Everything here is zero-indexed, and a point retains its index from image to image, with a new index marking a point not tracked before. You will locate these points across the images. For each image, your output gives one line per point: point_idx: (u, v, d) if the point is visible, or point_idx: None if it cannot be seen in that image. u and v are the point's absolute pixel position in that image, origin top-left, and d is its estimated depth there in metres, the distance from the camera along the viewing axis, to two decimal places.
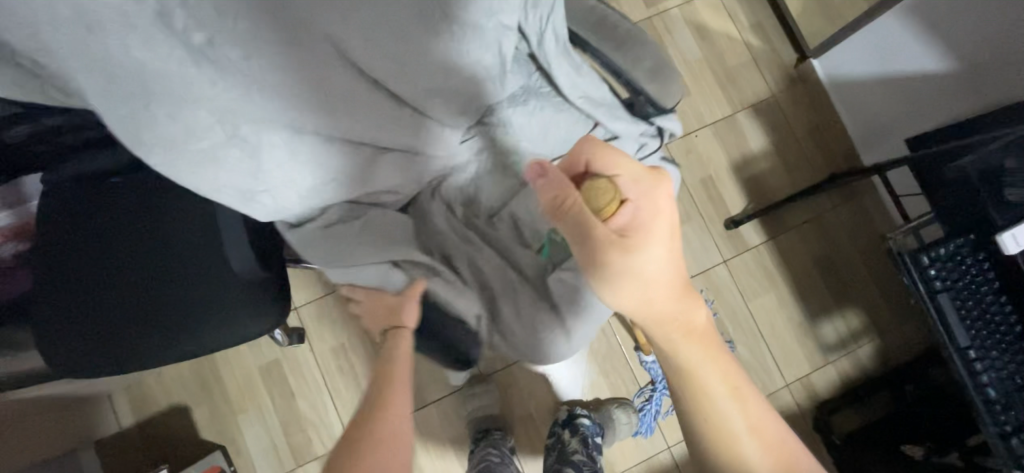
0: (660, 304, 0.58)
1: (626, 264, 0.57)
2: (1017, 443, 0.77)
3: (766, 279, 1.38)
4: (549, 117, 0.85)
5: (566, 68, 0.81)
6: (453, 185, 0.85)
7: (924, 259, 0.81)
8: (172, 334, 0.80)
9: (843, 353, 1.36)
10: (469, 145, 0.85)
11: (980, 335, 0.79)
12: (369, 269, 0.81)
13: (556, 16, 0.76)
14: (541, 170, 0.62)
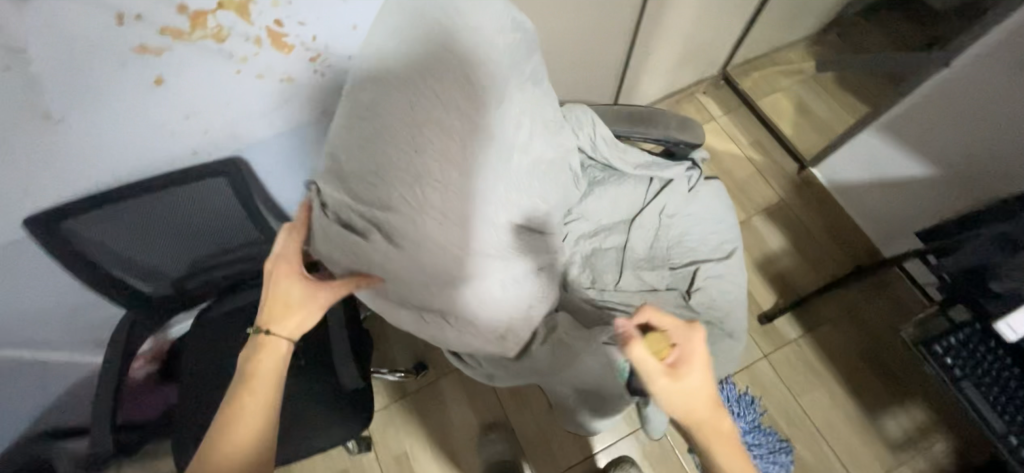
0: (706, 417, 0.65)
1: (680, 395, 0.64)
2: None
3: (812, 373, 1.39)
4: (622, 193, 1.05)
5: (619, 154, 1.04)
6: (582, 270, 1.00)
7: (938, 349, 0.85)
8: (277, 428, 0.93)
9: (914, 453, 1.30)
10: (579, 236, 1.04)
11: (1018, 422, 0.79)
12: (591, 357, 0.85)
13: (599, 128, 1.03)
14: (618, 325, 0.66)
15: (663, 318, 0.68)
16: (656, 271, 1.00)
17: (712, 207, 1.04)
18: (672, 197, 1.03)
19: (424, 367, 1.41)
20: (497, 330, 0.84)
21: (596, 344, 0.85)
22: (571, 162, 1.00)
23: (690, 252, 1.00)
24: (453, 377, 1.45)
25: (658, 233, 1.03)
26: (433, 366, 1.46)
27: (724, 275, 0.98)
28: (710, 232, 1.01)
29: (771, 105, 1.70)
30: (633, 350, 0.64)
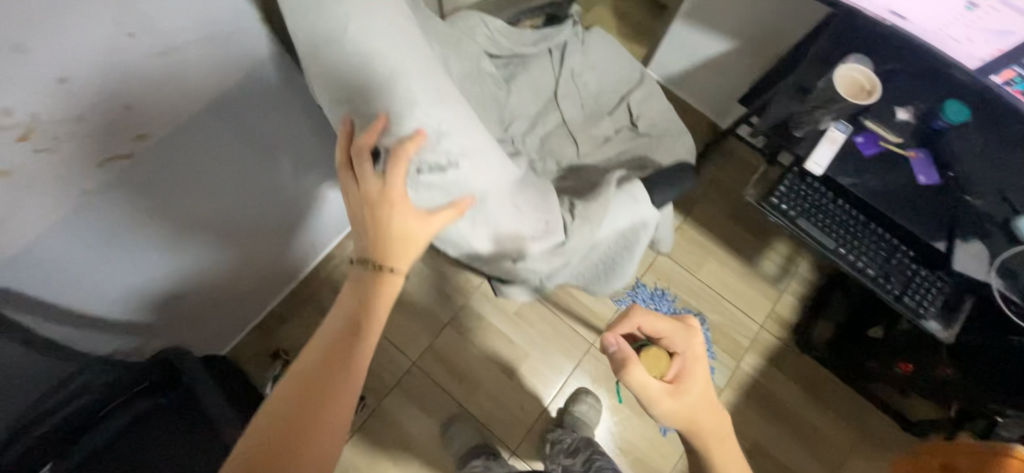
0: (704, 419, 0.70)
1: (682, 409, 0.70)
2: (909, 301, 0.88)
3: (700, 249, 1.57)
4: (537, 75, 1.15)
5: (518, 46, 1.14)
6: (542, 149, 1.13)
7: (775, 199, 0.93)
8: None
9: (789, 279, 1.55)
10: (525, 125, 1.14)
11: (841, 234, 0.91)
12: (618, 202, 0.96)
13: (492, 27, 1.10)
14: (615, 339, 0.76)
15: (664, 325, 0.78)
16: (599, 121, 1.16)
17: (605, 46, 1.19)
18: (574, 56, 1.17)
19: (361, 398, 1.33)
20: (541, 225, 0.87)
21: (612, 189, 0.97)
22: (484, 69, 1.11)
23: (608, 92, 1.18)
24: (395, 393, 1.39)
25: (580, 93, 1.17)
26: (371, 393, 1.38)
27: (643, 94, 1.17)
28: (614, 70, 1.19)
29: (597, 18, 1.74)
30: (631, 372, 0.71)
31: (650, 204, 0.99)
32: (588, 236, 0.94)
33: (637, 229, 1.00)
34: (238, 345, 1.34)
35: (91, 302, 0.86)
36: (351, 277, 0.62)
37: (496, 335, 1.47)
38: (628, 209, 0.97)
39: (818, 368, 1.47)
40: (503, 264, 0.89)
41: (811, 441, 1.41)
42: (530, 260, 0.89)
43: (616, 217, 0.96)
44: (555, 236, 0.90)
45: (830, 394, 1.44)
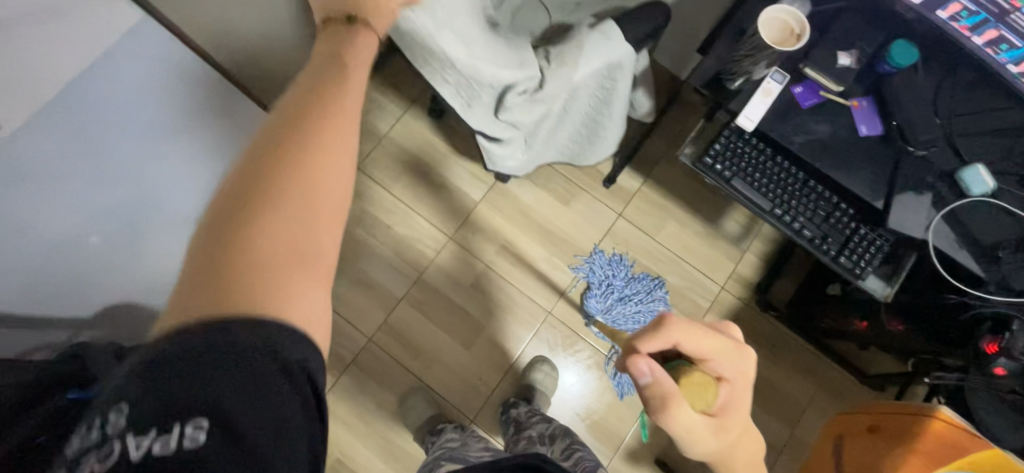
0: (741, 448, 0.63)
1: (724, 446, 0.61)
2: (846, 261, 0.84)
3: (660, 210, 1.52)
4: None
5: None
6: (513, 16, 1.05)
7: (709, 159, 0.87)
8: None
9: (752, 236, 1.51)
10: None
11: (778, 194, 0.86)
12: (593, 39, 0.90)
13: None
14: (649, 366, 0.56)
15: (711, 339, 0.60)
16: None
17: None
18: None
19: None
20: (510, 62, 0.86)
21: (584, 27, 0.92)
22: None
23: None
24: (353, 369, 1.40)
25: None
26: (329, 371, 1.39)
27: None
28: None
29: None
30: (675, 413, 0.56)
31: (625, 41, 0.92)
32: (565, 77, 0.91)
33: (615, 71, 0.95)
34: None
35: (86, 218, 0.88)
36: (325, 33, 0.54)
37: (453, 309, 1.45)
38: (607, 45, 0.91)
39: (778, 327, 1.46)
40: (482, 99, 0.92)
41: (768, 397, 1.42)
42: (509, 96, 0.89)
43: (593, 55, 0.91)
44: (531, 73, 0.88)
45: (790, 351, 1.44)
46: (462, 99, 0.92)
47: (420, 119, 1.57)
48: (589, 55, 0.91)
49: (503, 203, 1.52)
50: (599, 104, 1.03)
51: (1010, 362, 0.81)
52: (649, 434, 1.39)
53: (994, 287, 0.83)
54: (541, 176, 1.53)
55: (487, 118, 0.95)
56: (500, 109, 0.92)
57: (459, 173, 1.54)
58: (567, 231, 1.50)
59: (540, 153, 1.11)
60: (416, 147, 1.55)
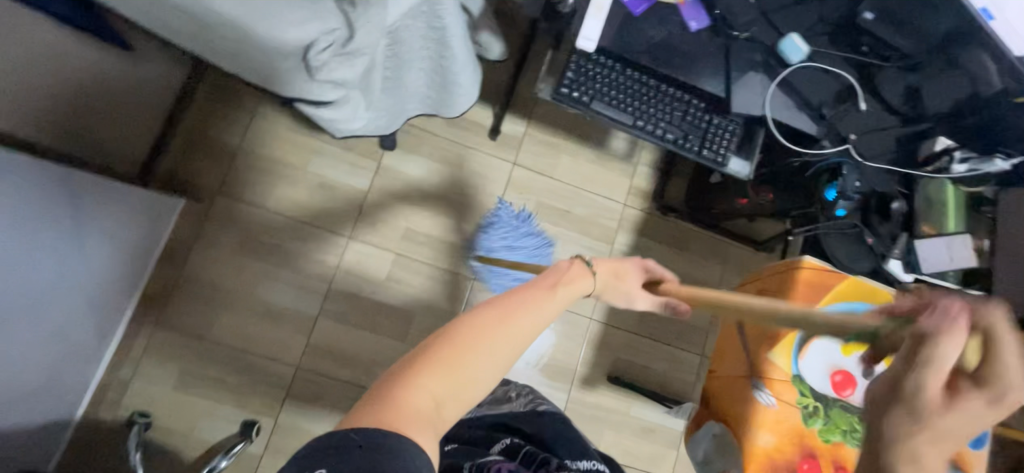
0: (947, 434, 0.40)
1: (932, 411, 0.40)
2: (708, 152, 0.90)
3: (551, 148, 1.52)
4: None
5: None
6: None
7: (566, 89, 0.86)
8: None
9: (639, 149, 1.57)
10: None
11: (636, 107, 0.88)
12: None
13: None
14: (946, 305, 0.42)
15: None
16: None
17: None
18: None
19: (252, 423, 1.24)
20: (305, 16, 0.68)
21: None
22: None
23: None
24: (289, 402, 1.31)
25: None
26: (263, 412, 1.30)
27: None
28: None
29: None
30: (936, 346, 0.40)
31: None
32: (377, 23, 0.75)
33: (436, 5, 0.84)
34: (84, 427, 1.19)
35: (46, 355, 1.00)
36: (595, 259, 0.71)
37: (376, 307, 1.39)
38: None
39: (682, 224, 1.57)
40: (287, 67, 0.74)
41: (686, 288, 1.55)
42: (315, 56, 0.72)
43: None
44: (334, 26, 0.71)
45: (695, 242, 1.57)
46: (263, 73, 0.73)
47: (273, 119, 1.39)
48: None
49: (394, 185, 1.43)
50: (435, 48, 0.93)
51: (845, 202, 0.96)
52: (596, 356, 1.48)
53: (828, 141, 0.93)
54: (424, 146, 1.45)
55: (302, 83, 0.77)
56: (315, 73, 0.76)
57: (336, 167, 1.41)
58: (467, 194, 1.46)
59: (387, 105, 0.99)
60: (279, 151, 1.39)
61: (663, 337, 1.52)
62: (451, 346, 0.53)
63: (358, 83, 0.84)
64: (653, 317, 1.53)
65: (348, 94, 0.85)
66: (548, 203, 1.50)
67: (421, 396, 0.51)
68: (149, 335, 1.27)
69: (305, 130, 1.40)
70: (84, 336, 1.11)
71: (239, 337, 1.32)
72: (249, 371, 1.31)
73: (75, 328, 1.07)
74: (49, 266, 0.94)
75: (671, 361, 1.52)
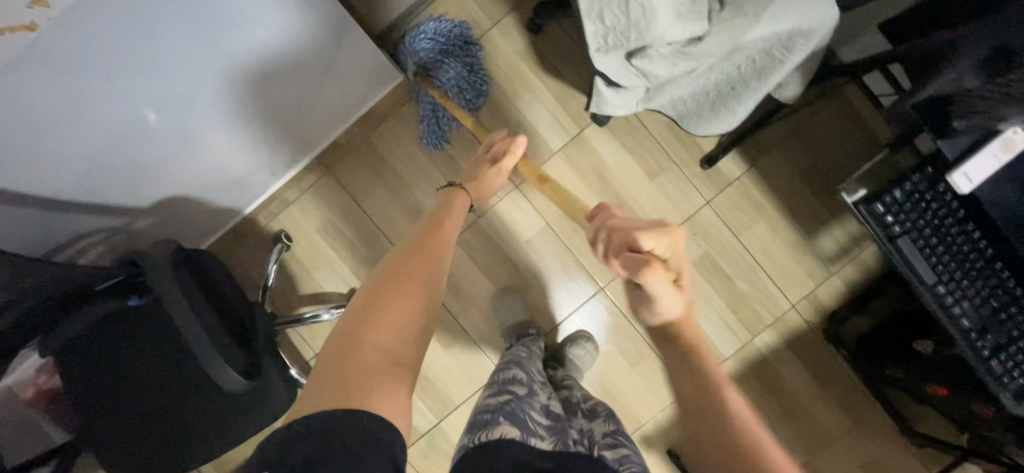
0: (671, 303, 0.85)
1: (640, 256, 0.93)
2: (996, 364, 0.71)
3: (754, 208, 1.34)
4: None
5: None
6: None
7: (880, 207, 0.71)
8: (253, 414, 0.91)
9: (846, 260, 1.34)
10: None
11: (946, 269, 0.71)
12: None
13: None
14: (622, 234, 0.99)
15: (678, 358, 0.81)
16: None
17: None
18: None
19: None
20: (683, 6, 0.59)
21: None
22: None
23: None
24: None
25: None
26: None
27: None
28: None
29: None
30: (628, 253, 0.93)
31: (831, 2, 0.66)
32: (733, 36, 0.65)
33: (797, 39, 0.71)
34: (243, 224, 1.35)
35: (243, 153, 1.15)
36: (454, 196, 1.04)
37: (503, 259, 1.38)
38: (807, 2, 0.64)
39: (838, 359, 1.36)
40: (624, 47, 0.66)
41: (798, 423, 1.37)
42: (655, 48, 0.63)
43: (783, 15, 0.64)
44: (699, 27, 0.62)
45: (839, 385, 1.36)
46: (601, 44, 0.64)
47: (510, 38, 1.34)
48: (781, 19, 0.65)
49: (581, 160, 1.35)
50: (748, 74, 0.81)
51: None
52: (668, 425, 1.39)
53: None
54: (631, 138, 1.34)
55: (618, 64, 0.69)
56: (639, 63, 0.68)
57: (540, 114, 1.35)
58: (642, 206, 1.35)
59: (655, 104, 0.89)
60: (500, 73, 1.34)
61: None
62: (376, 309, 0.69)
63: (661, 80, 0.75)
64: None
65: (644, 85, 0.76)
66: (714, 259, 1.35)
67: (369, 351, 0.66)
68: (319, 176, 1.37)
69: (534, 65, 1.34)
70: (292, 154, 1.25)
71: (382, 218, 1.38)
72: (376, 251, 1.39)
73: (277, 144, 1.19)
74: (266, 76, 1.01)
75: None
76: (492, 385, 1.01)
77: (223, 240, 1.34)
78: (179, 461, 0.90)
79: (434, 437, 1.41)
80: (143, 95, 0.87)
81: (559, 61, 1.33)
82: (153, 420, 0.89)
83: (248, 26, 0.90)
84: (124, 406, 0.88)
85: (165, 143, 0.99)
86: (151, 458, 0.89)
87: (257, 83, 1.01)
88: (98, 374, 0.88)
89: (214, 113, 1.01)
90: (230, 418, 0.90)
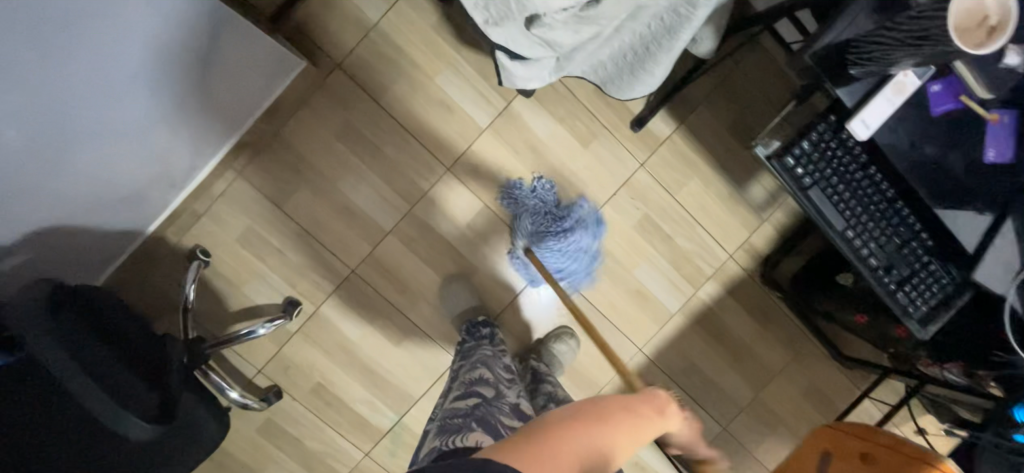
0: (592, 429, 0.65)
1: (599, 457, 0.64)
2: (902, 297, 0.75)
3: (686, 166, 1.35)
4: None
5: None
6: None
7: (791, 161, 0.71)
8: (180, 449, 0.83)
9: (775, 206, 1.39)
10: None
11: (854, 214, 0.73)
12: None
13: None
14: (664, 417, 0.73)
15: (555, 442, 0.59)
16: None
17: None
18: None
19: (296, 304, 1.27)
20: None
21: None
22: None
23: None
24: (333, 299, 1.32)
25: None
26: (308, 298, 1.32)
27: None
28: None
29: None
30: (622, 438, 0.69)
31: None
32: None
33: None
34: (150, 244, 1.22)
35: (140, 170, 1.03)
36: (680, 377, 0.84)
37: (444, 247, 1.33)
38: None
39: (774, 300, 1.44)
40: (517, 17, 0.60)
41: (743, 363, 1.46)
42: (549, 16, 0.59)
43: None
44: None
45: (777, 324, 1.45)
46: (487, 15, 0.59)
47: (420, 9, 1.24)
48: None
49: (512, 134, 1.30)
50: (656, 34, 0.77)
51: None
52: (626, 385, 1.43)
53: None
54: (560, 107, 1.30)
55: (515, 34, 0.63)
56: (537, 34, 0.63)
57: (463, 90, 1.28)
58: (579, 176, 1.33)
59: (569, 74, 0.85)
60: (413, 48, 1.25)
61: (697, 397, 1.46)
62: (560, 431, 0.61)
63: (568, 48, 0.70)
64: (697, 375, 1.45)
65: (551, 55, 0.72)
66: (654, 221, 1.37)
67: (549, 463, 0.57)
68: (228, 182, 1.24)
69: (450, 38, 1.25)
70: (189, 159, 1.13)
71: (309, 219, 1.29)
72: (306, 255, 1.30)
73: (177, 155, 1.09)
74: (163, 74, 0.92)
75: (692, 420, 1.47)
76: (459, 387, 1.01)
77: (130, 265, 1.21)
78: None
79: (398, 433, 1.39)
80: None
81: (476, 31, 1.25)
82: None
83: (121, 23, 0.80)
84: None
85: (27, 164, 0.83)
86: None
87: (138, 87, 0.90)
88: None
89: (102, 122, 0.89)
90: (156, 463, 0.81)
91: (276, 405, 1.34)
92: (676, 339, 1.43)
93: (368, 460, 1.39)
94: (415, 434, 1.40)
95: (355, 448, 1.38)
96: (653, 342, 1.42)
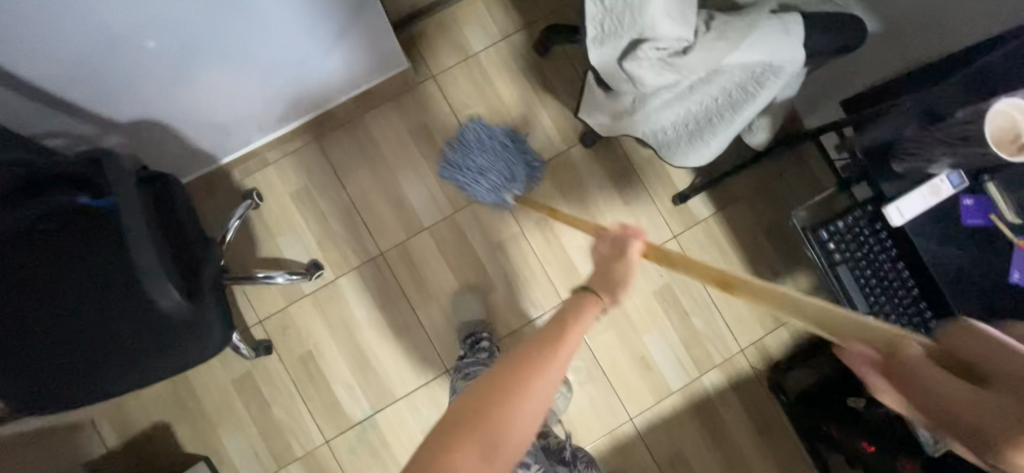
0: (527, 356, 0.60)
1: None
2: None
3: (717, 250, 1.41)
4: None
5: None
6: None
7: (824, 233, 0.84)
8: (175, 349, 0.84)
9: (795, 314, 1.41)
10: None
11: (876, 300, 0.82)
12: (766, 32, 0.72)
13: None
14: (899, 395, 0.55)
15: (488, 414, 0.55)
16: None
17: None
18: None
19: (318, 267, 1.31)
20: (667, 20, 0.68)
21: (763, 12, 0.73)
22: None
23: None
24: (353, 275, 1.36)
25: None
26: (330, 266, 1.36)
27: None
28: None
29: None
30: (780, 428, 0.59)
31: (799, 48, 0.75)
32: (713, 57, 0.73)
33: (767, 76, 0.79)
34: (216, 174, 1.34)
35: (234, 100, 1.13)
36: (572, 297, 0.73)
37: (472, 257, 1.38)
38: (775, 39, 0.73)
39: (779, 413, 1.39)
40: (618, 41, 0.72)
41: (733, 468, 1.37)
42: (644, 49, 0.71)
43: (757, 46, 0.73)
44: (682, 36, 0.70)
45: (777, 436, 1.38)
46: (596, 33, 0.72)
47: (515, 52, 1.43)
48: (752, 54, 0.74)
49: (563, 174, 1.41)
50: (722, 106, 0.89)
51: None
52: (607, 454, 1.36)
53: None
54: (612, 164, 1.41)
55: (609, 62, 0.76)
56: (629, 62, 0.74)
57: (532, 126, 1.42)
58: (614, 229, 1.40)
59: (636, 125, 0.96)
60: (499, 80, 1.42)
61: None
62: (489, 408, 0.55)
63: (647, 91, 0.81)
64: (682, 466, 1.37)
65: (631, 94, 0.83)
66: (674, 292, 1.40)
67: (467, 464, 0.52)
68: (306, 142, 1.37)
69: (534, 83, 1.42)
70: (280, 114, 1.27)
71: (360, 195, 1.38)
72: (346, 227, 1.37)
73: (273, 104, 1.21)
74: (287, 35, 1.02)
75: None
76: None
77: (195, 187, 1.33)
78: (89, 395, 0.84)
79: (366, 431, 1.33)
80: (154, 20, 0.84)
81: (557, 83, 1.42)
82: (77, 342, 0.83)
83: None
84: (55, 324, 0.84)
85: (143, 69, 0.94)
86: (60, 386, 0.83)
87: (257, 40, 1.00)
88: (29, 288, 0.84)
89: (215, 56, 0.98)
90: (154, 352, 0.84)
91: (260, 360, 1.33)
92: (671, 422, 1.38)
93: (325, 449, 1.33)
94: (382, 437, 1.33)
95: (319, 433, 1.33)
96: (646, 415, 1.37)
